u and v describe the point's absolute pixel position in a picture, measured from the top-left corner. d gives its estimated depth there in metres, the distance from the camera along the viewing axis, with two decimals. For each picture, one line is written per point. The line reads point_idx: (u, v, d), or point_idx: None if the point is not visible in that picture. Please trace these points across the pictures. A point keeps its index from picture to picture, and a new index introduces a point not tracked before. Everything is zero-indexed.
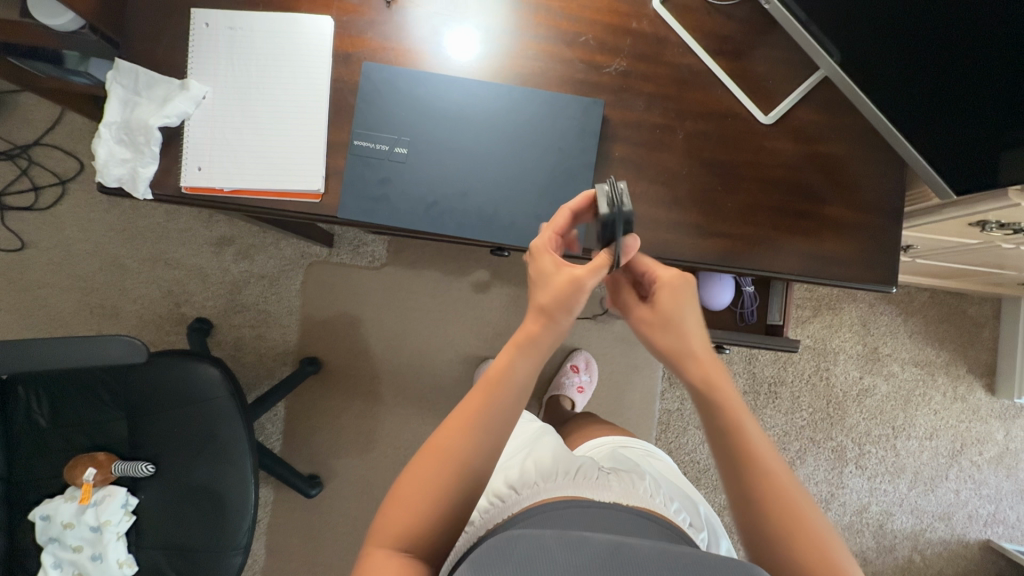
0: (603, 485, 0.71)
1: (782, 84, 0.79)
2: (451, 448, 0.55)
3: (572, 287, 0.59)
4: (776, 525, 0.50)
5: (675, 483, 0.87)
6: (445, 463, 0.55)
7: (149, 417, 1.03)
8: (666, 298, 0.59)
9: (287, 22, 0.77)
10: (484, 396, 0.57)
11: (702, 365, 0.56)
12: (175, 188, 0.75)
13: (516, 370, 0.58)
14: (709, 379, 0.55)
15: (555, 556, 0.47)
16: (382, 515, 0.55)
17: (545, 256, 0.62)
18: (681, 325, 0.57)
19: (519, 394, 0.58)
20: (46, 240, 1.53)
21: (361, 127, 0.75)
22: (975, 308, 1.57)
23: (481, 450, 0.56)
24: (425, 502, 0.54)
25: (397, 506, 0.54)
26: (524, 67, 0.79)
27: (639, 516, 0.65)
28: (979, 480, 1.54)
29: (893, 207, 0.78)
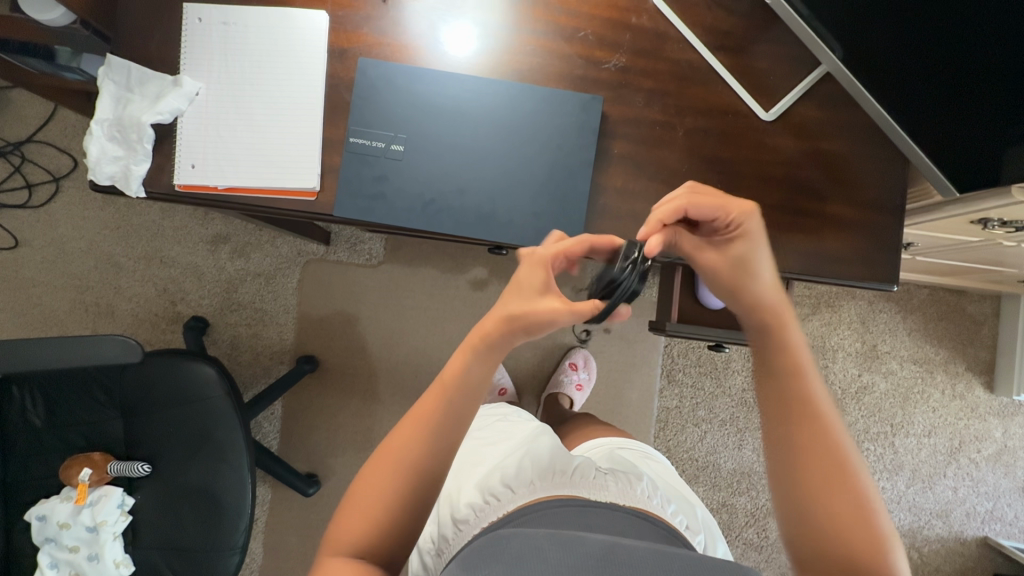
0: (599, 486, 0.70)
1: (783, 81, 0.78)
2: (403, 454, 0.58)
3: (545, 316, 0.56)
4: (813, 465, 0.52)
5: (673, 485, 0.87)
6: (398, 467, 0.57)
7: (144, 417, 1.02)
8: (742, 241, 0.58)
9: (282, 17, 0.76)
10: (438, 399, 0.60)
11: (766, 308, 0.58)
12: (168, 186, 0.74)
13: (472, 374, 0.60)
14: (773, 319, 0.58)
15: (547, 555, 0.48)
16: (339, 522, 0.57)
17: (539, 269, 0.58)
18: (750, 267, 0.58)
19: (471, 395, 0.60)
20: (39, 238, 1.51)
21: (357, 123, 0.74)
22: (974, 305, 1.57)
23: (432, 454, 0.58)
24: (379, 506, 0.56)
25: (356, 512, 0.57)
26: (522, 63, 0.78)
27: (633, 515, 0.64)
28: (977, 478, 1.54)
29: (895, 205, 0.78)
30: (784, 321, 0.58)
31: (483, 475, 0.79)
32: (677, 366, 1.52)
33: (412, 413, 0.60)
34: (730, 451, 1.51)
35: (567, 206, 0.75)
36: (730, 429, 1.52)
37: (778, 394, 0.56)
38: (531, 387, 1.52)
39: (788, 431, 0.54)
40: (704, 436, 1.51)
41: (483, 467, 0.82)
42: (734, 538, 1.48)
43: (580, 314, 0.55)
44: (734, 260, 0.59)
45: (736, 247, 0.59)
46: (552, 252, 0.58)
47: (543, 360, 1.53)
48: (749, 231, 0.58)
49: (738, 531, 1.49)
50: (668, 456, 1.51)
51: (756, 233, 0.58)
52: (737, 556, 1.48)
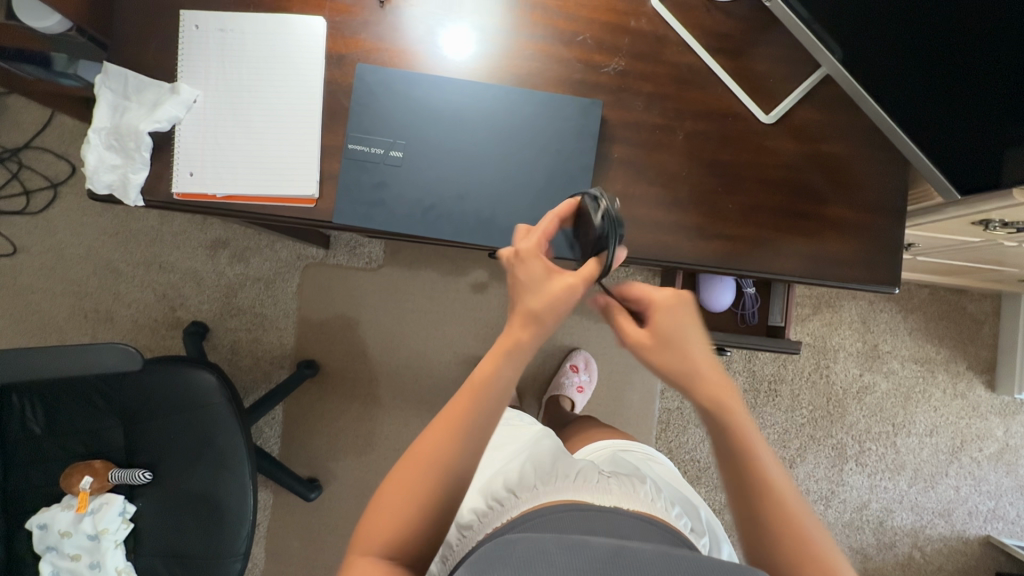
0: (603, 489, 0.70)
1: (782, 83, 0.78)
2: (436, 455, 0.55)
3: (565, 295, 0.57)
4: (779, 548, 0.51)
5: (677, 488, 0.87)
6: (431, 466, 0.55)
7: (144, 424, 1.02)
8: (660, 323, 0.56)
9: (279, 24, 0.76)
10: (471, 399, 0.57)
11: (708, 385, 0.55)
12: (166, 193, 0.74)
13: (502, 376, 0.57)
14: (714, 404, 0.54)
15: (553, 558, 0.47)
16: (367, 522, 0.55)
17: (535, 262, 0.59)
18: (682, 353, 0.56)
19: (505, 395, 0.57)
20: (38, 245, 1.51)
21: (355, 130, 0.74)
22: (974, 304, 1.57)
23: (465, 456, 0.56)
24: (413, 506, 0.54)
25: (385, 514, 0.54)
26: (521, 67, 0.78)
27: (637, 518, 0.64)
28: (979, 477, 1.54)
29: (896, 207, 0.77)
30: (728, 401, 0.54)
31: (486, 479, 0.79)
32: None
33: (443, 415, 0.57)
34: None
35: None
36: None
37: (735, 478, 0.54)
38: (532, 389, 1.52)
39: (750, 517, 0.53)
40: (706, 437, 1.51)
41: (486, 470, 0.82)
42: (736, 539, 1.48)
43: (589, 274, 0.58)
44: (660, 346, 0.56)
45: (662, 329, 0.56)
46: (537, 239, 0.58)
47: (544, 362, 1.53)
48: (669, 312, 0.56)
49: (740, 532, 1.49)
50: (670, 457, 1.50)
51: (679, 316, 0.56)
52: None
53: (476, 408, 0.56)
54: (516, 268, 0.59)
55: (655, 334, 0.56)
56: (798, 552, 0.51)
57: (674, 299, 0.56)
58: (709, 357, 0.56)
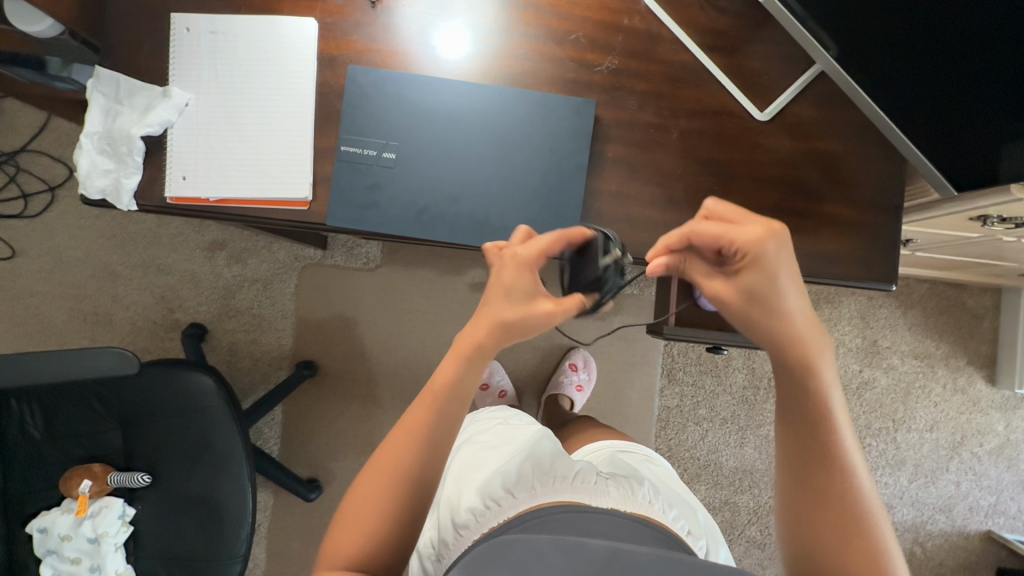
0: (600, 491, 0.70)
1: (777, 80, 0.77)
2: (396, 462, 0.57)
3: (541, 321, 0.58)
4: (830, 514, 0.50)
5: (674, 490, 0.87)
6: (392, 473, 0.56)
7: (142, 427, 1.02)
8: (755, 266, 0.51)
9: (271, 26, 0.75)
10: (430, 405, 0.58)
11: (798, 340, 0.51)
12: (159, 197, 0.74)
13: (463, 380, 0.58)
14: (804, 357, 0.51)
15: (550, 560, 0.47)
16: (335, 534, 0.56)
17: (526, 273, 0.57)
18: (774, 302, 0.52)
19: (463, 399, 0.59)
20: (36, 248, 1.51)
21: (348, 132, 0.74)
22: (974, 299, 1.57)
23: (427, 462, 0.57)
24: (376, 513, 0.55)
25: (350, 524, 0.56)
26: (514, 67, 0.77)
27: (633, 521, 0.64)
28: (980, 472, 1.53)
29: (893, 204, 0.77)
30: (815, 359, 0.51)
31: (483, 479, 0.79)
32: (677, 365, 1.52)
33: (403, 422, 0.58)
34: (731, 448, 1.51)
35: (561, 211, 0.75)
36: (731, 427, 1.51)
37: (803, 437, 0.51)
38: (531, 388, 1.52)
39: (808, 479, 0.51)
40: (705, 435, 1.51)
41: (483, 470, 0.82)
42: (736, 536, 1.48)
43: (573, 311, 0.59)
44: (749, 291, 0.52)
45: (746, 275, 0.52)
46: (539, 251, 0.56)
47: (543, 361, 1.53)
48: (766, 257, 0.51)
49: (740, 528, 1.49)
50: (669, 455, 1.50)
51: (774, 260, 0.51)
52: (740, 554, 1.48)
53: (434, 413, 0.58)
54: (503, 271, 0.58)
55: (746, 277, 0.52)
56: (850, 522, 0.49)
57: (777, 240, 0.51)
58: (802, 307, 0.52)
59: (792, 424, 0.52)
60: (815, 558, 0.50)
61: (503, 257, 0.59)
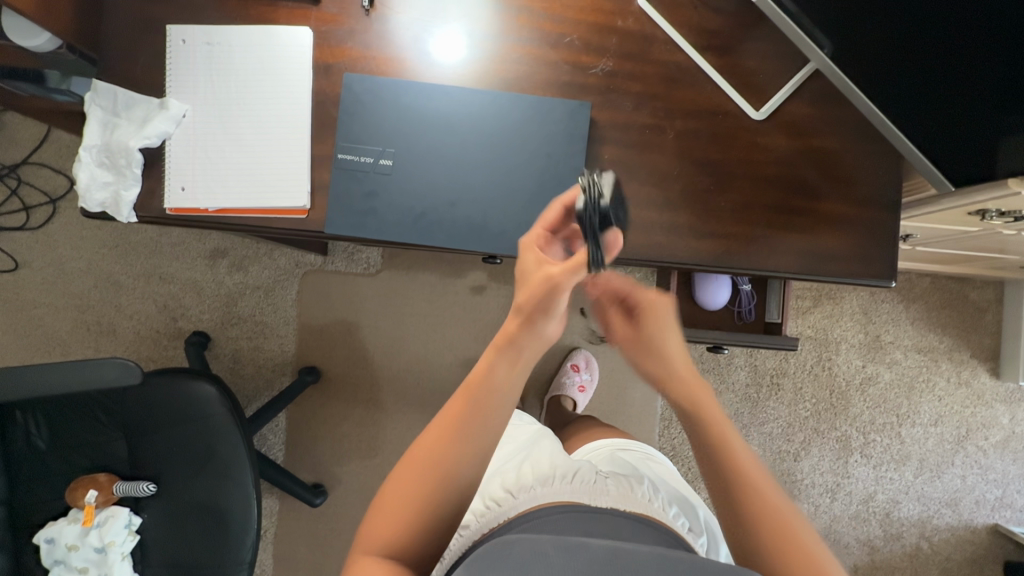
0: (600, 490, 0.70)
1: (772, 78, 0.77)
2: (440, 448, 0.56)
3: (545, 285, 0.56)
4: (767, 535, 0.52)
5: (674, 487, 0.87)
6: (433, 462, 0.56)
7: (147, 436, 1.02)
8: (642, 323, 0.63)
9: (267, 36, 0.76)
10: (472, 395, 0.58)
11: (679, 380, 0.61)
12: (158, 208, 0.74)
13: (500, 372, 0.58)
14: (687, 396, 0.60)
15: (551, 559, 0.48)
16: (370, 521, 0.56)
17: (527, 252, 0.60)
18: (655, 349, 0.62)
19: (505, 391, 0.58)
20: (40, 260, 1.52)
21: (345, 139, 0.74)
22: (977, 292, 1.56)
23: (470, 455, 0.56)
24: (415, 503, 0.55)
25: (388, 512, 0.55)
26: (509, 71, 0.77)
27: (634, 520, 0.64)
28: (985, 465, 1.53)
29: (891, 200, 0.77)
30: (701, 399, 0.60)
31: (484, 479, 0.79)
32: None
33: (445, 410, 0.58)
34: None
35: None
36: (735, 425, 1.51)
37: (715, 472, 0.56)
38: (534, 389, 1.52)
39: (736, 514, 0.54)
40: None
41: (484, 470, 0.82)
42: None
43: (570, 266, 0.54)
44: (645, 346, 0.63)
45: (639, 325, 0.63)
46: (533, 231, 0.59)
47: (545, 362, 1.53)
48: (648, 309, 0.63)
49: None
50: (673, 454, 1.50)
51: (654, 312, 0.63)
52: None
53: (478, 403, 0.57)
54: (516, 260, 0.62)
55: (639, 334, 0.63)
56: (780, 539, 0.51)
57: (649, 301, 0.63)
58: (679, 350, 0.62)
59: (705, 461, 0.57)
60: None
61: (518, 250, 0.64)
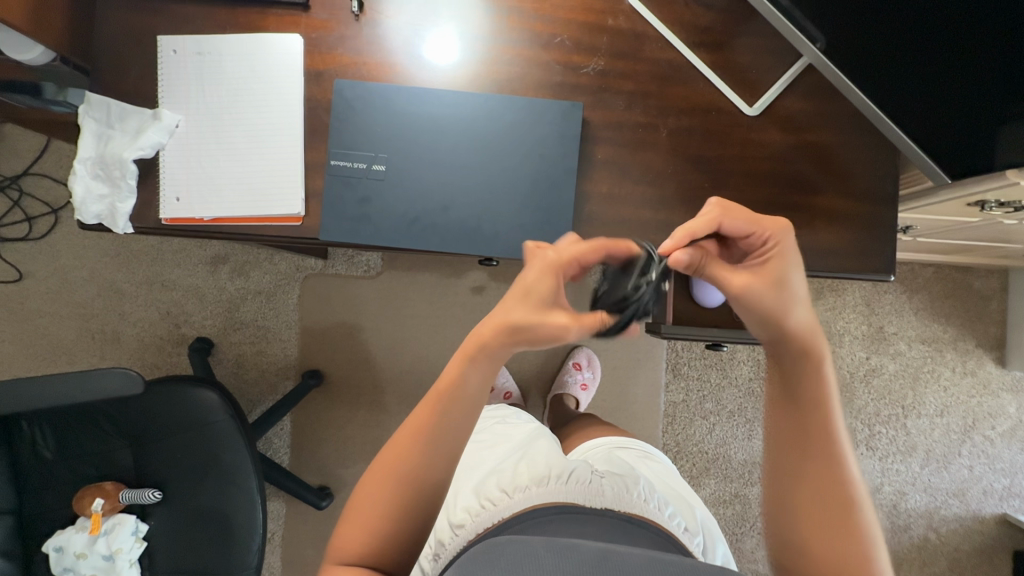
0: (595, 491, 0.69)
1: (765, 73, 0.77)
2: (400, 464, 0.57)
3: (554, 331, 0.55)
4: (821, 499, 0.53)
5: (671, 486, 0.87)
6: (396, 475, 0.57)
7: (150, 445, 1.03)
8: (777, 259, 0.55)
9: (257, 44, 0.76)
10: (434, 407, 0.57)
11: (798, 333, 0.55)
12: (154, 219, 0.75)
13: (468, 381, 0.57)
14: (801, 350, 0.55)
15: (542, 560, 0.48)
16: (340, 533, 0.58)
17: (548, 276, 0.56)
18: (786, 294, 0.55)
19: (470, 402, 0.58)
20: (43, 270, 1.53)
21: (337, 146, 0.74)
22: (981, 281, 1.55)
23: (432, 466, 0.57)
24: (379, 515, 0.56)
25: (355, 525, 0.57)
26: (501, 72, 0.77)
27: (625, 522, 0.65)
28: (993, 455, 1.52)
29: (887, 193, 0.76)
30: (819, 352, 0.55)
31: (480, 478, 0.79)
32: (681, 359, 1.52)
33: (408, 422, 0.58)
34: (739, 441, 1.51)
35: (553, 216, 0.74)
36: (739, 420, 1.51)
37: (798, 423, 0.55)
38: (536, 388, 1.53)
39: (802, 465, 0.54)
40: (713, 428, 1.51)
41: (481, 470, 0.83)
42: (747, 529, 1.48)
43: (590, 328, 0.55)
44: (783, 280, 0.54)
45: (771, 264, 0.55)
46: (570, 256, 0.55)
47: (546, 361, 1.52)
48: (779, 250, 0.55)
49: (752, 521, 1.49)
50: (678, 450, 1.50)
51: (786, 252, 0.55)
52: (751, 546, 1.48)
53: (437, 418, 0.57)
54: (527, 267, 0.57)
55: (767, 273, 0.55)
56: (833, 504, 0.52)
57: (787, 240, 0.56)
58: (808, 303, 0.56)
59: (789, 408, 0.56)
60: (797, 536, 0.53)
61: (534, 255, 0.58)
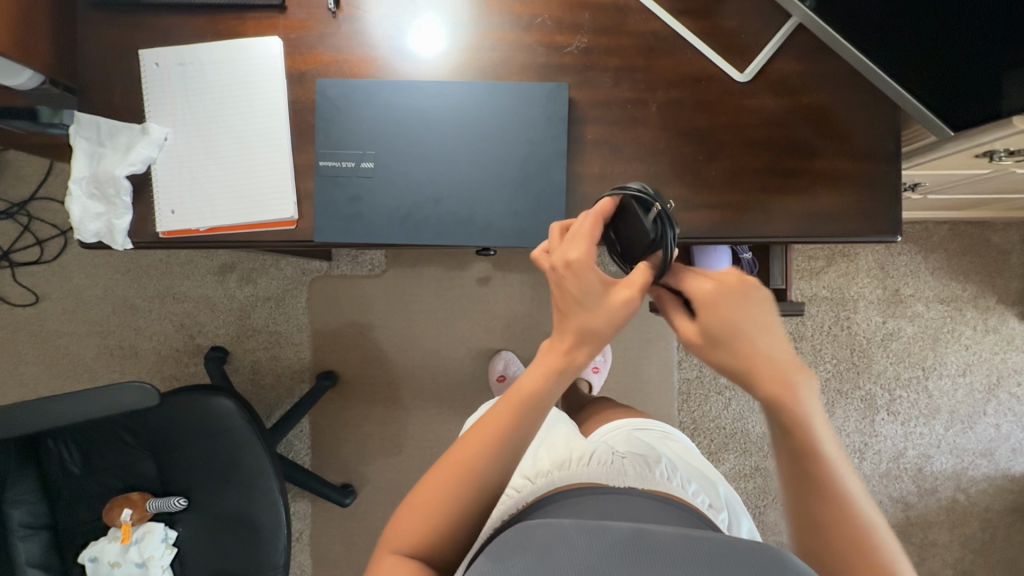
0: (618, 471, 0.70)
1: (755, 37, 0.74)
2: (467, 465, 0.58)
3: (623, 308, 0.53)
4: (839, 548, 0.49)
5: (693, 464, 0.87)
6: (466, 473, 0.58)
7: (174, 455, 1.05)
8: (718, 314, 0.50)
9: (238, 50, 0.75)
10: (512, 411, 0.58)
11: (771, 375, 0.49)
12: (152, 234, 0.75)
13: (547, 391, 0.57)
14: (779, 399, 0.48)
15: (574, 543, 0.48)
16: (398, 522, 0.58)
17: (590, 269, 0.53)
18: (749, 334, 0.49)
19: (545, 407, 0.58)
20: (58, 291, 1.57)
21: (324, 146, 0.73)
22: (1000, 235, 1.51)
23: (504, 464, 0.58)
24: (441, 512, 0.57)
25: (415, 516, 0.58)
26: (484, 59, 0.76)
27: (651, 499, 0.65)
28: (1020, 411, 1.49)
29: (890, 150, 0.74)
30: (792, 395, 0.49)
31: None
32: None
33: (482, 422, 0.59)
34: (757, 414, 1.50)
35: (546, 201, 0.73)
36: None
37: (797, 482, 0.50)
38: None
39: (810, 513, 0.50)
40: (729, 403, 1.51)
41: None
42: (771, 501, 1.49)
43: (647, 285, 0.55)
44: (717, 334, 0.50)
45: (712, 321, 0.50)
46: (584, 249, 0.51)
47: None
48: (723, 299, 0.50)
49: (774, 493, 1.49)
50: (694, 427, 1.50)
51: (734, 300, 0.50)
52: (775, 518, 1.48)
53: (518, 416, 0.58)
54: (565, 282, 0.54)
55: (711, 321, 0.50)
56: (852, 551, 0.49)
57: (731, 287, 0.51)
58: (774, 342, 0.49)
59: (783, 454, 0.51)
60: None
61: (556, 262, 0.55)
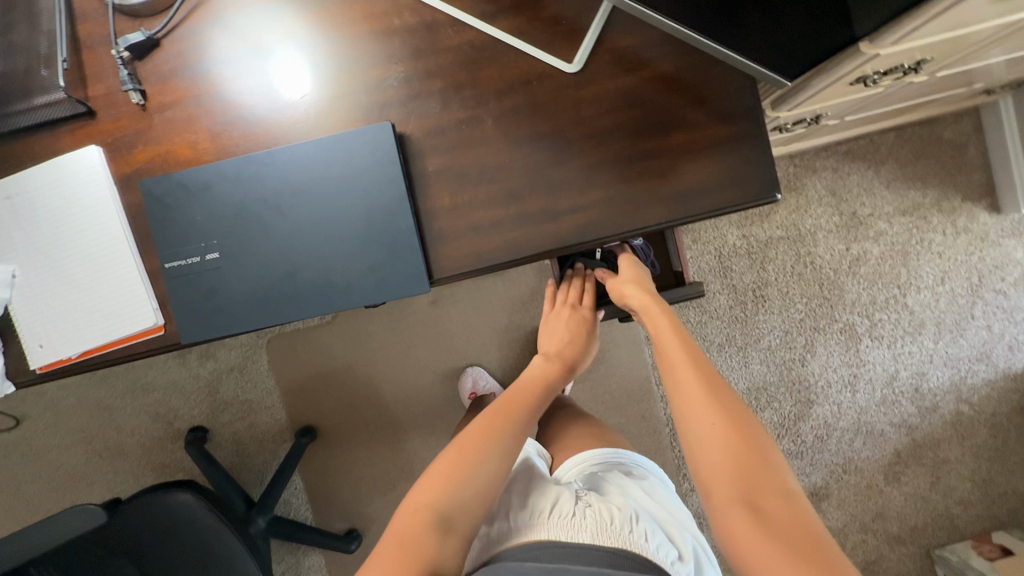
0: (579, 523, 0.71)
1: (576, 22, 0.69)
2: (499, 426, 0.74)
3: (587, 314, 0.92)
4: (700, 413, 0.66)
5: (669, 507, 0.82)
6: (491, 434, 0.73)
7: (150, 556, 1.06)
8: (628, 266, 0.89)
9: (59, 169, 0.72)
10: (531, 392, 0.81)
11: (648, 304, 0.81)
12: (29, 371, 0.74)
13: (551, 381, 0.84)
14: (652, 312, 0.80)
15: None
16: (423, 482, 0.68)
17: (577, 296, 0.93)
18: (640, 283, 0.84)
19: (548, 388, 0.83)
20: (34, 408, 1.60)
21: (165, 248, 0.70)
22: (951, 129, 1.43)
23: (522, 425, 0.76)
24: (469, 462, 0.69)
25: (437, 471, 0.68)
26: (303, 114, 0.72)
27: (611, 553, 0.66)
28: (1010, 307, 1.43)
29: (748, 106, 0.68)
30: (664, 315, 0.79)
31: None
32: None
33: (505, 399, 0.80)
34: (737, 370, 1.46)
35: (398, 248, 0.69)
36: (730, 349, 1.46)
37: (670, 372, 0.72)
38: None
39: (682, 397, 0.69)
40: None
41: None
42: None
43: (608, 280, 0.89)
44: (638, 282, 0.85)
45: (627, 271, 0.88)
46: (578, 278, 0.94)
47: None
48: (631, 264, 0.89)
49: None
50: None
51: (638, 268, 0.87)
52: None
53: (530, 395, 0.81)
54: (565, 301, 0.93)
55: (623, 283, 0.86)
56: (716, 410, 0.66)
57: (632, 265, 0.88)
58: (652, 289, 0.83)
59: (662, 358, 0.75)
60: (696, 450, 0.65)
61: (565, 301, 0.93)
